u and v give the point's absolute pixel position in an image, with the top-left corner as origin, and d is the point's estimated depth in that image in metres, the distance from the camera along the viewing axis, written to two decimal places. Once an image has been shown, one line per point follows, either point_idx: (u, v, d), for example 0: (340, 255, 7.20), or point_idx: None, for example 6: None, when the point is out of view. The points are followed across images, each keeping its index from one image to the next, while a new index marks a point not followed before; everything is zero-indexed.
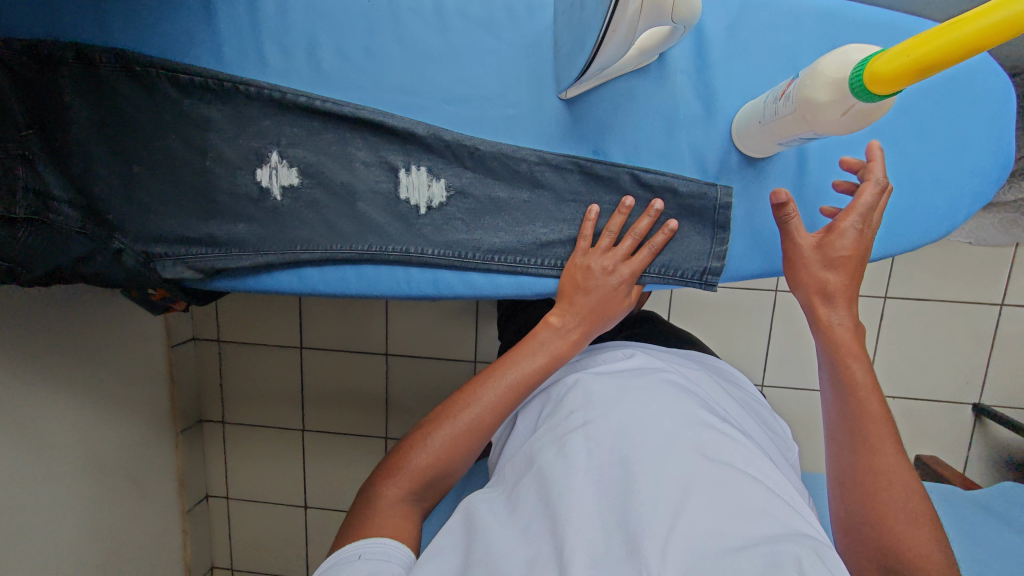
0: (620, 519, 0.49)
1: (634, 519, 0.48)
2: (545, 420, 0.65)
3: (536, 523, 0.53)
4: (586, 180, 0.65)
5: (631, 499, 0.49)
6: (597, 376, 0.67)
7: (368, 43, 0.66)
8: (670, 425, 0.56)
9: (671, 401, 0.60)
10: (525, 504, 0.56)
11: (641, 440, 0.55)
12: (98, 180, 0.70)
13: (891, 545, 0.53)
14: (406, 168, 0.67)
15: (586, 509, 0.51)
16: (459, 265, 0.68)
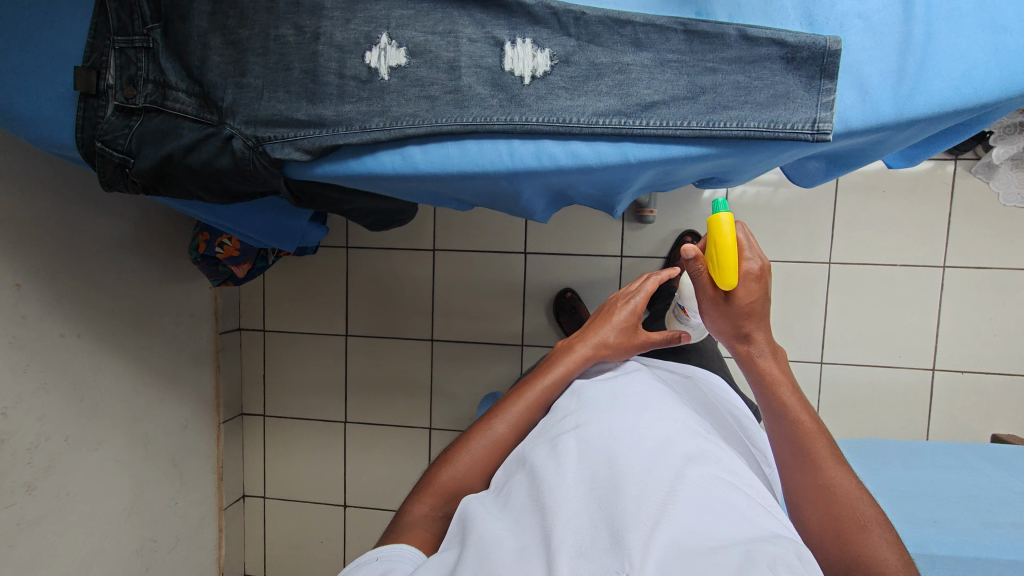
0: (607, 517, 0.73)
1: (623, 515, 0.71)
2: (549, 446, 0.90)
3: (526, 519, 0.78)
4: (690, 40, 0.66)
5: (620, 505, 0.73)
6: (590, 418, 0.92)
7: None
8: (652, 457, 0.81)
9: (646, 437, 0.85)
10: (526, 512, 0.80)
11: (632, 466, 0.79)
12: (212, 69, 0.75)
13: (833, 508, 0.81)
14: (511, 41, 0.69)
15: (581, 512, 0.75)
16: (563, 133, 0.69)
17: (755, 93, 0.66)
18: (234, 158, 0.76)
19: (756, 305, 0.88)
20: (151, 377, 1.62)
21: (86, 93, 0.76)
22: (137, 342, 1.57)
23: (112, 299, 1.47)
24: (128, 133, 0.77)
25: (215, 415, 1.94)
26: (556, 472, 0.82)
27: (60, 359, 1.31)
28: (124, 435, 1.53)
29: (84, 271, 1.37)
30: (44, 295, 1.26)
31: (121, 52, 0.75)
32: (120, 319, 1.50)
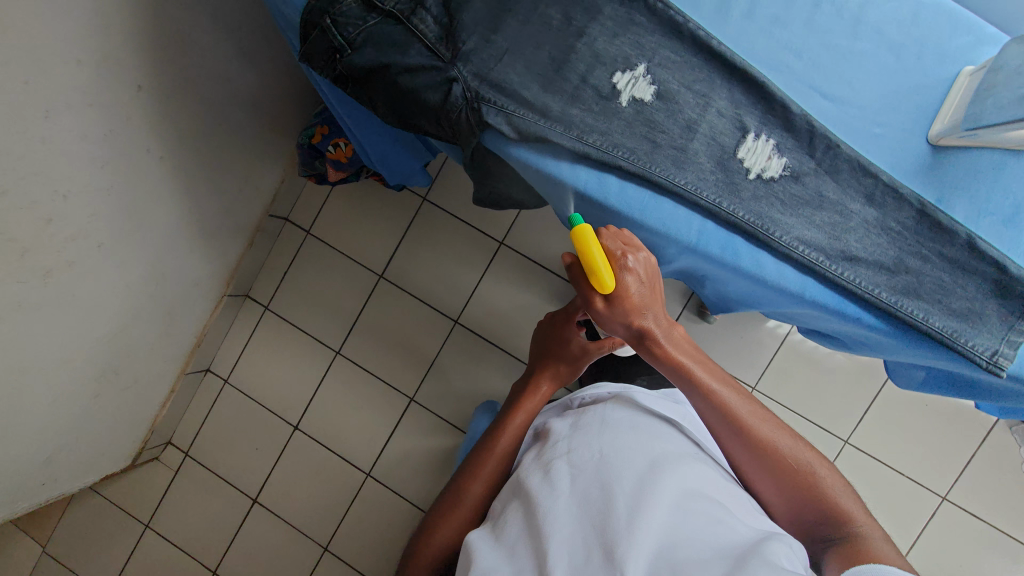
0: (596, 531, 0.65)
1: (614, 530, 0.64)
2: (538, 462, 0.80)
3: (520, 550, 0.68)
4: (920, 220, 0.66)
5: (609, 517, 0.66)
6: (579, 427, 0.82)
7: (779, 13, 0.69)
8: (641, 463, 0.72)
9: (631, 454, 0.74)
10: (512, 530, 0.72)
11: (623, 473, 0.71)
12: (469, 11, 0.74)
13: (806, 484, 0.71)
14: (756, 133, 0.69)
15: (572, 523, 0.68)
16: (759, 239, 0.69)
17: (951, 299, 0.66)
18: (446, 98, 0.75)
19: (641, 297, 0.73)
20: (195, 221, 1.58)
21: None
22: (201, 185, 1.51)
23: (202, 139, 1.42)
24: (357, 26, 0.76)
25: (224, 284, 1.91)
26: (546, 486, 0.74)
27: (137, 164, 1.26)
28: (146, 263, 1.47)
29: (200, 101, 1.34)
30: (154, 99, 1.21)
31: None
32: (199, 160, 1.44)
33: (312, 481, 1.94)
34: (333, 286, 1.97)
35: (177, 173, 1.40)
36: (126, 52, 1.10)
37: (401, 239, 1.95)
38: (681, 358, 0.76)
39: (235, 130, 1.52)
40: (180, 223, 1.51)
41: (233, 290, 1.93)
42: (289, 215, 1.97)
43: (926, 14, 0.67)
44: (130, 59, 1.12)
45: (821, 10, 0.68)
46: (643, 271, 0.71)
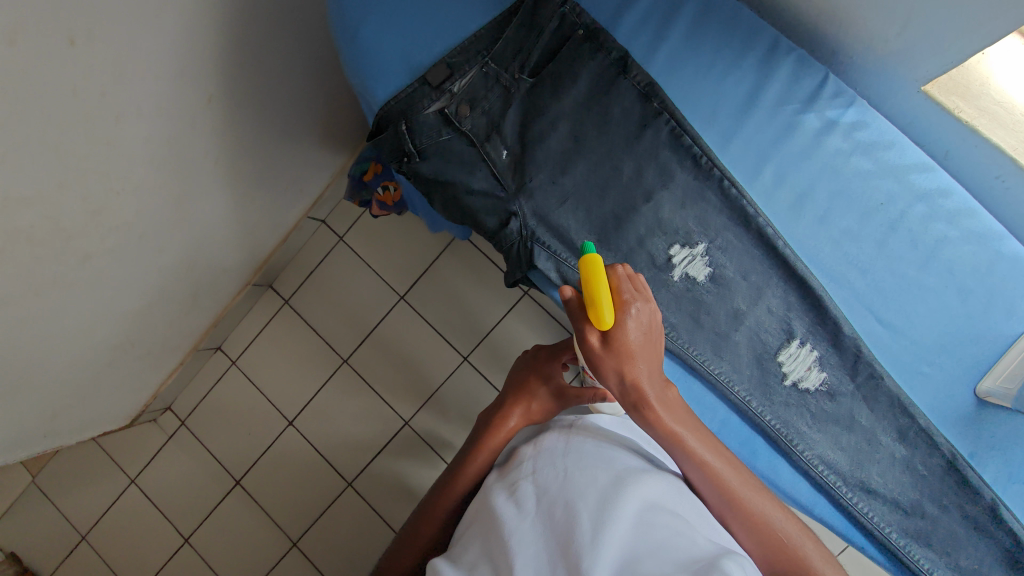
0: (560, 547, 0.49)
1: (579, 550, 0.47)
2: (501, 477, 0.62)
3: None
4: (946, 472, 0.65)
5: (571, 536, 0.49)
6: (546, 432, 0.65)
7: (852, 227, 0.68)
8: (607, 473, 0.56)
9: (597, 462, 0.57)
10: (473, 548, 0.53)
11: (583, 483, 0.54)
12: (543, 148, 0.73)
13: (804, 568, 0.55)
14: (801, 341, 0.68)
15: (537, 543, 0.50)
16: (781, 447, 0.68)
17: (961, 556, 0.65)
18: (501, 227, 0.74)
19: (641, 345, 0.59)
20: (241, 202, 1.28)
21: (428, 81, 0.74)
22: (255, 170, 1.26)
23: (263, 127, 1.19)
24: (428, 136, 0.75)
25: (248, 273, 1.49)
26: (512, 507, 0.55)
27: (190, 134, 1.00)
28: (186, 240, 1.18)
29: (267, 73, 1.12)
30: (219, 65, 0.99)
31: (484, 74, 0.74)
32: (256, 144, 1.20)
33: (274, 543, 1.45)
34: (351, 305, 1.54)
35: (233, 158, 1.16)
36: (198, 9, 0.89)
37: (442, 254, 1.52)
38: (674, 419, 0.59)
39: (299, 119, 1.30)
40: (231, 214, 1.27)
41: (259, 278, 1.52)
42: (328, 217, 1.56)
43: (1002, 266, 0.65)
44: (208, 20, 0.92)
45: (896, 234, 0.67)
46: (648, 324, 0.59)
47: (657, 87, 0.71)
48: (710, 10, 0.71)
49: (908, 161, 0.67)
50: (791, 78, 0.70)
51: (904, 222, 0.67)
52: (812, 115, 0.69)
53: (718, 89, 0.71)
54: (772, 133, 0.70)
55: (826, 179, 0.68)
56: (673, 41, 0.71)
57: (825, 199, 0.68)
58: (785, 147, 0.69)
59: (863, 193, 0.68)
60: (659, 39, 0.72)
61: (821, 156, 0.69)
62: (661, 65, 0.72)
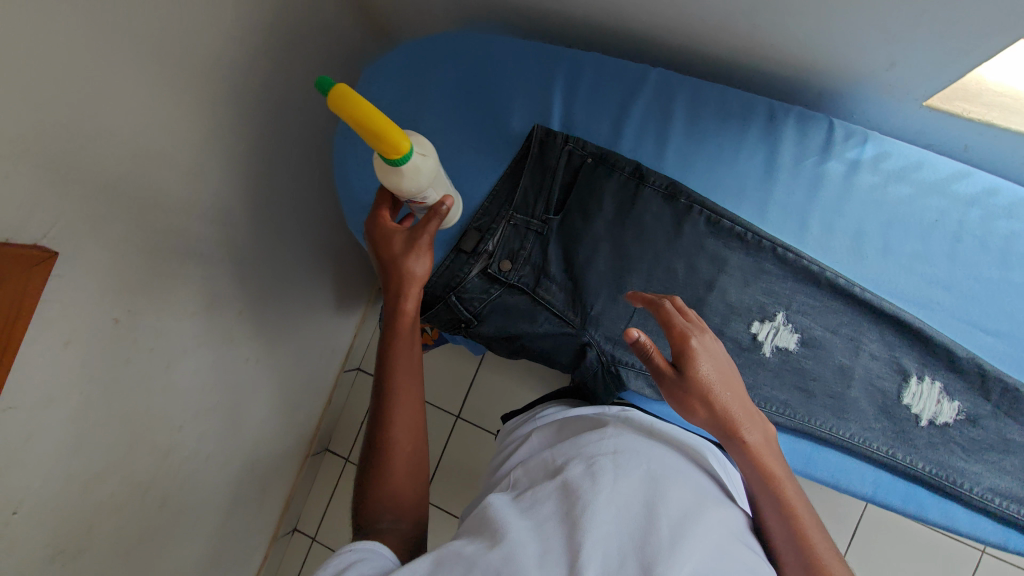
0: (637, 539, 0.42)
1: (658, 553, 0.41)
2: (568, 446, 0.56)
3: (547, 527, 0.44)
4: None
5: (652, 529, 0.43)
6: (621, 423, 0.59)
7: (918, 249, 0.68)
8: (691, 485, 0.50)
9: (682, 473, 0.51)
10: (539, 503, 0.47)
11: (666, 483, 0.48)
12: (593, 273, 0.74)
13: None
14: (918, 376, 0.67)
15: (611, 521, 0.44)
16: (945, 491, 0.65)
17: None
18: (579, 359, 0.76)
19: (720, 379, 0.53)
20: (289, 387, 1.19)
21: (462, 250, 0.77)
22: (295, 348, 1.17)
23: (292, 305, 1.10)
24: (479, 298, 0.77)
25: (305, 446, 1.38)
26: (585, 477, 0.48)
27: (232, 344, 0.94)
28: (246, 448, 1.08)
29: (290, 253, 1.06)
30: (246, 270, 0.93)
31: (513, 226, 0.76)
32: (290, 322, 1.12)
33: None
34: None
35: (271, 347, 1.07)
36: (221, 225, 0.85)
37: None
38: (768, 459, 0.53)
39: (324, 286, 1.22)
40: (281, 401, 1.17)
41: (316, 447, 1.40)
42: (363, 363, 1.47)
43: None
44: (230, 227, 0.87)
45: (963, 245, 0.67)
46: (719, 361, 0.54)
47: (678, 183, 0.73)
48: (701, 99, 0.75)
49: (942, 174, 0.68)
50: (799, 136, 0.72)
51: (965, 230, 0.67)
52: (833, 162, 0.71)
53: (735, 165, 0.73)
54: (803, 189, 0.71)
55: (872, 215, 0.69)
56: (675, 139, 0.75)
57: (879, 234, 0.69)
58: (821, 197, 0.71)
59: (912, 216, 0.68)
60: (661, 140, 0.75)
61: (858, 195, 0.70)
62: (672, 161, 0.74)
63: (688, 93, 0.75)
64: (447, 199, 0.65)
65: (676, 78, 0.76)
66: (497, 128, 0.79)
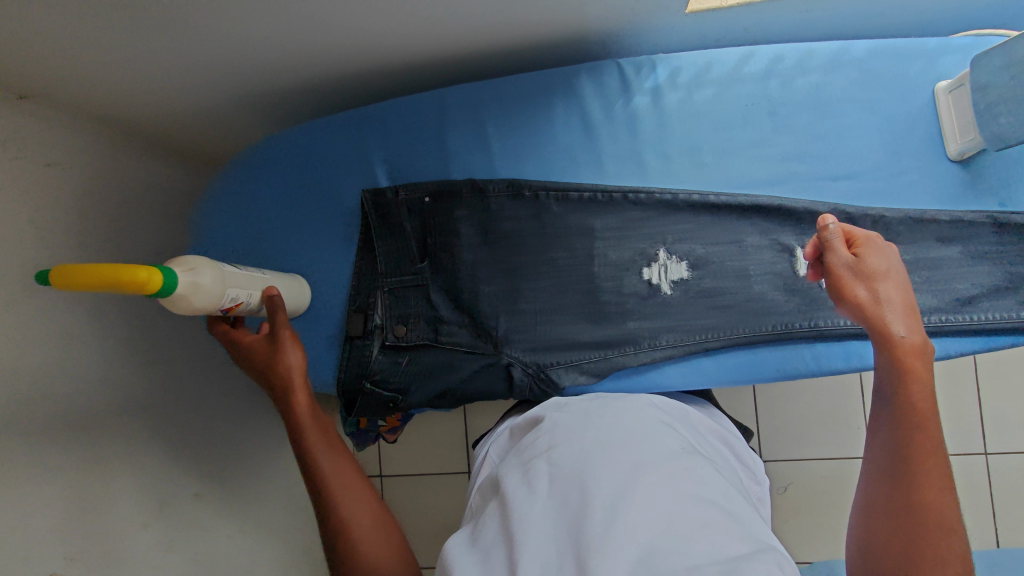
0: (573, 535, 0.45)
1: (590, 539, 0.44)
2: (515, 456, 0.58)
3: (493, 551, 0.47)
4: (1003, 234, 0.65)
5: (585, 520, 0.45)
6: (558, 412, 0.61)
7: (746, 136, 0.70)
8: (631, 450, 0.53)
9: (623, 440, 0.54)
10: (485, 530, 0.50)
11: (599, 463, 0.51)
12: (483, 298, 0.74)
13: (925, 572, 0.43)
14: (802, 246, 0.69)
15: (546, 526, 0.46)
16: (873, 333, 0.67)
17: None
18: (512, 384, 0.73)
19: (890, 272, 0.51)
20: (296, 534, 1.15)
21: (355, 336, 0.76)
22: (274, 498, 1.09)
23: (246, 461, 1.03)
24: (390, 373, 0.75)
25: None
26: (521, 484, 0.51)
27: (207, 534, 0.93)
28: None
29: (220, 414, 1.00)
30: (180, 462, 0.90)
31: (391, 291, 0.75)
32: (249, 478, 1.04)
33: None
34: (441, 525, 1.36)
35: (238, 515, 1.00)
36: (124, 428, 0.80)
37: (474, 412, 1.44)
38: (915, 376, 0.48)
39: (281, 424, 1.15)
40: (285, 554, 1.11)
41: None
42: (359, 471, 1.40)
43: (870, 65, 0.68)
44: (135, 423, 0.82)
45: (781, 115, 0.69)
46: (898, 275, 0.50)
47: (516, 181, 0.73)
48: (502, 94, 0.75)
49: (731, 62, 0.71)
50: (598, 88, 0.74)
51: (774, 100, 0.69)
52: (638, 97, 0.73)
53: (559, 140, 0.74)
54: (626, 134, 0.73)
55: (694, 126, 0.71)
56: (497, 143, 0.75)
57: (708, 139, 0.71)
58: (643, 132, 0.72)
59: (725, 109, 0.70)
60: (485, 148, 0.75)
61: (673, 114, 0.72)
62: (503, 163, 0.75)
63: (491, 95, 0.75)
64: (272, 291, 0.67)
65: (473, 86, 0.76)
66: (337, 209, 0.78)
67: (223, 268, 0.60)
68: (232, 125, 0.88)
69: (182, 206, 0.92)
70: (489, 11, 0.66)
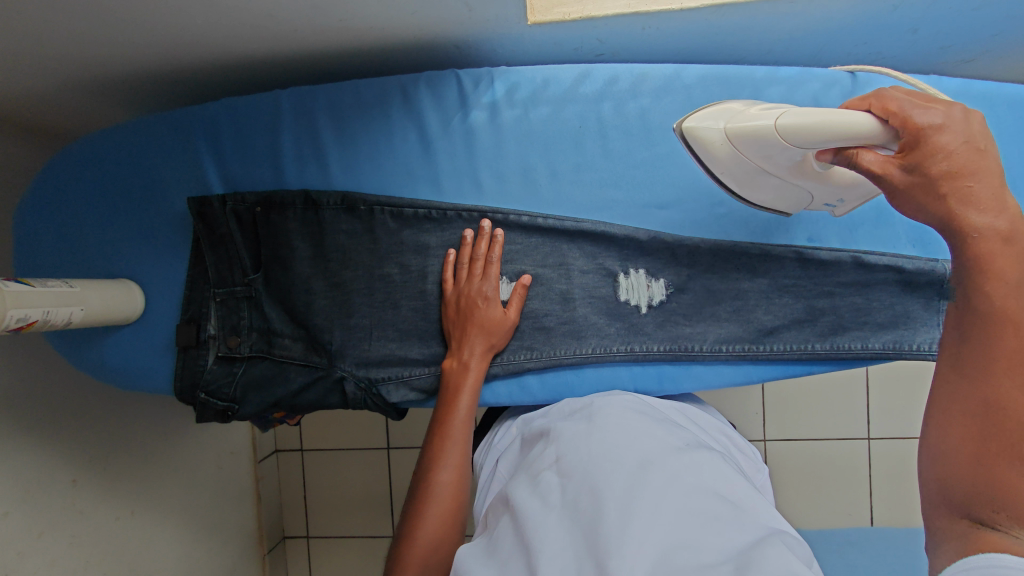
0: (587, 540, 0.43)
1: (603, 541, 0.42)
2: (526, 469, 0.57)
3: (513, 559, 0.46)
4: (809, 267, 0.68)
5: (598, 521, 0.44)
6: (563, 421, 0.61)
7: (578, 158, 0.70)
8: (640, 448, 0.52)
9: (628, 441, 0.53)
10: (504, 541, 0.49)
11: (608, 465, 0.50)
12: (317, 311, 0.73)
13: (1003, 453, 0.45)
14: (624, 272, 0.71)
15: (561, 533, 0.45)
16: (684, 359, 0.70)
17: (875, 313, 0.68)
18: (345, 397, 0.74)
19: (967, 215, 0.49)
20: (190, 515, 1.18)
21: (186, 346, 0.74)
22: (165, 477, 1.13)
23: (128, 442, 1.06)
24: (223, 383, 0.75)
25: (256, 549, 1.36)
26: (531, 496, 0.51)
27: (83, 517, 0.94)
28: None
29: (93, 406, 1.00)
30: (54, 445, 0.91)
31: (222, 302, 0.74)
32: (132, 461, 1.06)
33: None
34: (352, 500, 1.39)
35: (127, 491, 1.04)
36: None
37: None
38: (1010, 265, 0.48)
39: (167, 407, 1.16)
40: (185, 531, 1.16)
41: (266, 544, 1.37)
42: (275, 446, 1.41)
43: (698, 93, 0.69)
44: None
45: (611, 139, 0.69)
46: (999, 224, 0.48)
47: (349, 193, 0.72)
48: (338, 98, 0.72)
49: (568, 81, 0.69)
50: (436, 100, 0.71)
51: (605, 123, 0.69)
52: (475, 111, 0.71)
53: (397, 151, 0.72)
54: (462, 148, 0.71)
55: (528, 145, 0.70)
56: (333, 152, 0.72)
57: (541, 159, 0.70)
58: (478, 148, 0.71)
59: (557, 129, 0.70)
60: (320, 157, 0.72)
61: (509, 130, 0.70)
62: (338, 173, 0.72)
63: (325, 103, 0.72)
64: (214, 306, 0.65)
65: (306, 91, 0.72)
66: (165, 214, 0.75)
67: (7, 288, 0.56)
68: (72, 108, 0.82)
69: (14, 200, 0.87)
70: (314, 13, 0.61)
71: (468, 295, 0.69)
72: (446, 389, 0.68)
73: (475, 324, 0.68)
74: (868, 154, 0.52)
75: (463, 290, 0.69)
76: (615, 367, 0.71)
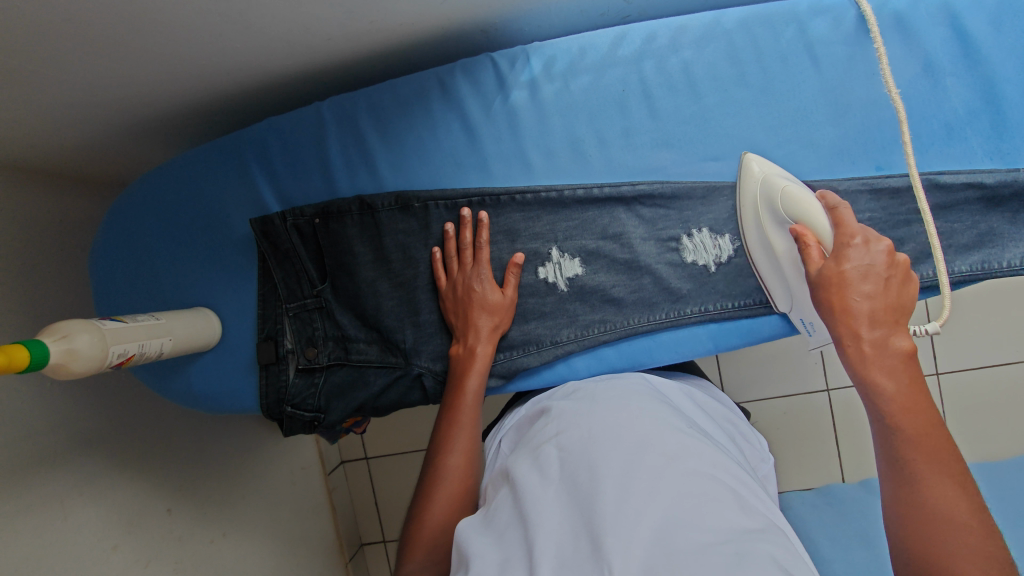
0: (585, 515, 0.45)
1: (599, 517, 0.44)
2: (526, 441, 0.59)
3: (512, 527, 0.48)
4: (878, 197, 0.66)
5: (595, 499, 0.45)
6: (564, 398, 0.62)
7: (624, 123, 0.69)
8: (641, 423, 0.53)
9: (630, 415, 0.54)
10: (502, 509, 0.51)
11: (609, 441, 0.51)
12: (387, 313, 0.75)
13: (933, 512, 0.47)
14: (688, 232, 0.70)
15: (560, 509, 0.47)
16: (763, 311, 0.69)
17: (958, 236, 0.65)
18: (425, 392, 0.76)
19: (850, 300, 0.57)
20: (278, 530, 1.22)
21: (267, 363, 0.76)
22: (249, 497, 1.17)
23: (212, 464, 1.10)
24: (307, 395, 0.77)
25: (339, 557, 1.40)
26: (531, 469, 0.52)
27: (181, 543, 0.97)
28: None
29: (179, 437, 1.04)
30: (147, 478, 0.95)
31: (296, 316, 0.76)
32: (218, 483, 1.10)
33: None
34: None
35: (216, 514, 1.07)
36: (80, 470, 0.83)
37: None
38: (883, 376, 0.55)
39: (240, 427, 1.20)
40: (273, 546, 1.20)
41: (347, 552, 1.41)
42: (342, 457, 1.45)
43: (741, 36, 0.67)
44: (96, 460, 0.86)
45: (656, 98, 0.68)
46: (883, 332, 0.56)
47: (403, 193, 0.72)
48: (378, 100, 0.72)
49: (605, 46, 0.68)
50: (474, 86, 0.71)
51: (648, 82, 0.68)
52: (515, 92, 0.70)
53: (442, 143, 0.72)
54: (505, 129, 0.71)
55: (573, 117, 0.70)
56: (380, 154, 0.73)
57: (588, 130, 0.70)
58: (523, 127, 0.71)
59: (600, 96, 0.69)
60: (368, 161, 0.73)
61: (552, 105, 0.70)
62: (388, 175, 0.73)
63: (366, 106, 0.72)
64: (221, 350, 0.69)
65: (346, 98, 0.73)
66: (229, 239, 0.77)
67: (104, 326, 0.59)
68: (127, 149, 0.85)
69: (85, 246, 0.90)
70: (350, 17, 0.61)
71: (464, 282, 0.70)
72: (453, 375, 0.69)
73: (476, 307, 0.69)
74: (813, 248, 0.60)
75: (457, 279, 0.71)
76: (690, 329, 0.71)
